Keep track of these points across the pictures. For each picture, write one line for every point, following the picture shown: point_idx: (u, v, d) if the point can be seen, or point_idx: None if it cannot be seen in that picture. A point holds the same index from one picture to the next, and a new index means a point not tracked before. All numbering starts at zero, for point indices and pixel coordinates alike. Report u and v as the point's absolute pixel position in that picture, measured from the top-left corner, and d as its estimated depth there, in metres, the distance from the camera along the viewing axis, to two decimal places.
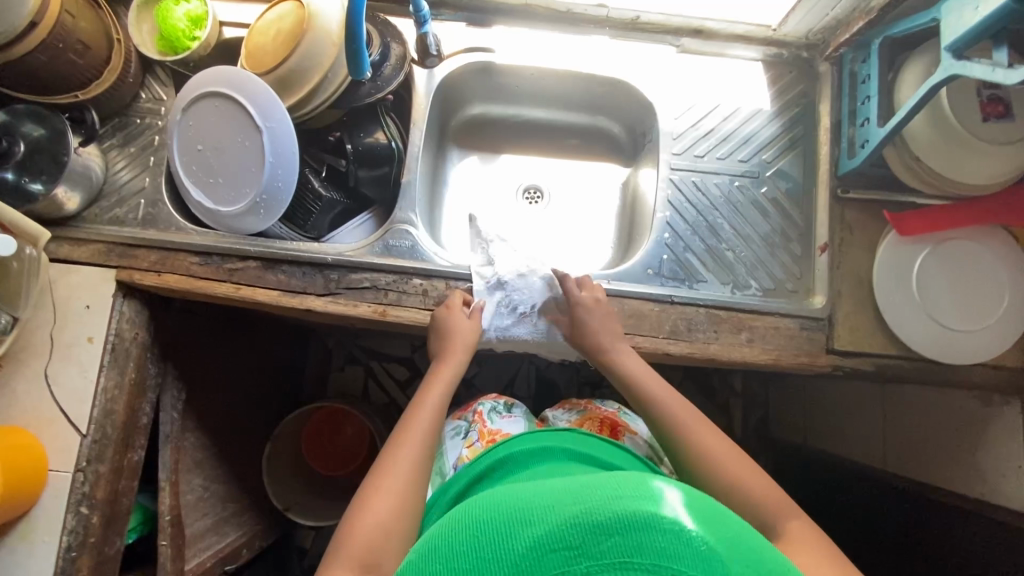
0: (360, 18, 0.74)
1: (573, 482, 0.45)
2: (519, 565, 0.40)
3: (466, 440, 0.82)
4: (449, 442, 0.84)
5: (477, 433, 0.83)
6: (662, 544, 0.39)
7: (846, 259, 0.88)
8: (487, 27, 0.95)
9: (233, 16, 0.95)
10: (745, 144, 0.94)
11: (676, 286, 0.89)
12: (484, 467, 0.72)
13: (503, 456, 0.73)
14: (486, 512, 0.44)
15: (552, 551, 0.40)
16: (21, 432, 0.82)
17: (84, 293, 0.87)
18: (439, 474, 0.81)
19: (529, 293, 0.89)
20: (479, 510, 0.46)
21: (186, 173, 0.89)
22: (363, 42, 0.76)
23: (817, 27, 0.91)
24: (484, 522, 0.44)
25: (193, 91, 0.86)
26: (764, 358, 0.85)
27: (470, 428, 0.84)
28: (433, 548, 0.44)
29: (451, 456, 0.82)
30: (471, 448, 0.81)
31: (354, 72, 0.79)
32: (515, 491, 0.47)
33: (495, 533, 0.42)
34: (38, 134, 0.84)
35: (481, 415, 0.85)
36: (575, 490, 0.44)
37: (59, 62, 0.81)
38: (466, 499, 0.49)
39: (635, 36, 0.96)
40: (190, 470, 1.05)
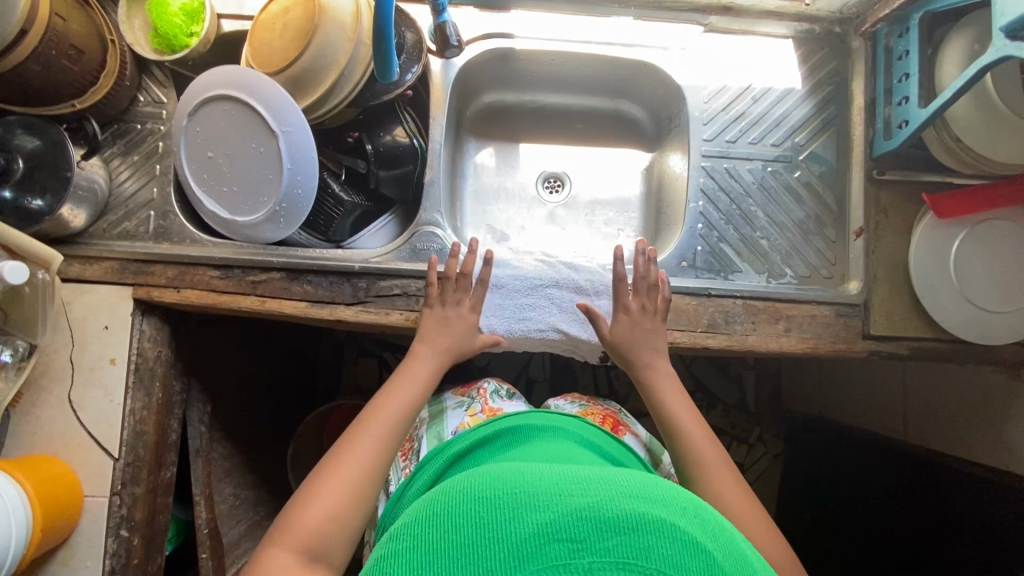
0: (389, 12, 0.70)
1: (581, 480, 0.47)
2: (523, 547, 0.41)
3: (468, 409, 0.83)
4: (449, 413, 0.84)
5: (480, 406, 0.84)
6: (667, 551, 0.41)
7: (881, 244, 0.87)
8: (504, 11, 0.90)
9: (231, 8, 0.89)
10: (777, 128, 0.91)
11: (712, 278, 0.88)
12: (486, 434, 0.70)
13: (507, 426, 0.70)
14: (492, 493, 0.47)
15: (557, 541, 0.41)
16: (51, 461, 0.80)
17: (101, 314, 0.84)
18: (436, 438, 0.81)
19: (551, 308, 0.87)
20: (487, 490, 0.48)
21: (196, 180, 0.84)
22: (392, 44, 0.73)
23: (852, 1, 0.87)
24: (490, 502, 0.46)
25: (195, 91, 0.81)
26: (801, 347, 0.85)
27: (473, 401, 0.85)
28: (438, 518, 0.46)
29: (451, 423, 0.82)
30: (473, 417, 0.81)
31: (382, 75, 0.76)
32: (523, 477, 0.49)
33: (500, 512, 0.44)
34: (35, 146, 0.78)
35: (484, 393, 0.86)
36: (583, 487, 0.46)
37: (52, 70, 0.75)
38: (472, 479, 0.51)
39: (661, 15, 0.91)
40: (221, 480, 1.03)
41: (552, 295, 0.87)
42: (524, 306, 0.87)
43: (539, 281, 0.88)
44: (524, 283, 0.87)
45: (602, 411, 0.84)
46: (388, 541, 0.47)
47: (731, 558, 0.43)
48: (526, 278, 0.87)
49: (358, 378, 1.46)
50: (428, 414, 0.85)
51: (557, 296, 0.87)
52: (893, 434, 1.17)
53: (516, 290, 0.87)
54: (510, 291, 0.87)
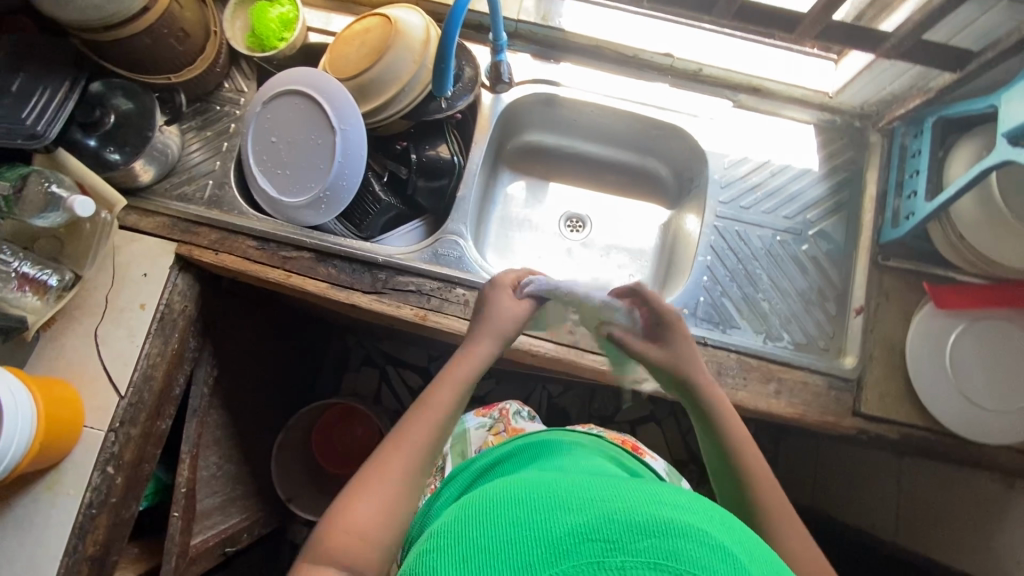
0: (452, 44, 0.79)
1: (611, 487, 0.48)
2: (559, 545, 0.42)
3: (492, 428, 0.89)
4: (474, 429, 0.90)
5: (503, 426, 0.89)
6: (696, 554, 0.41)
7: (880, 325, 0.90)
8: (555, 61, 1.00)
9: (320, 23, 1.01)
10: (791, 202, 0.97)
11: (710, 329, 0.91)
12: (509, 450, 0.70)
13: (528, 441, 0.72)
14: (527, 498, 0.47)
15: (590, 540, 0.42)
16: (63, 385, 0.85)
17: (144, 262, 0.91)
18: (459, 456, 0.87)
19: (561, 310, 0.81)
20: (520, 493, 0.48)
21: (257, 160, 0.93)
22: (451, 64, 0.82)
23: (873, 99, 0.94)
24: (524, 505, 0.47)
25: (270, 88, 0.92)
26: (790, 412, 0.86)
27: (496, 421, 0.91)
28: (473, 523, 0.46)
29: (474, 442, 0.88)
30: (496, 436, 0.88)
31: (438, 88, 0.85)
32: (553, 484, 0.49)
33: (537, 513, 0.45)
34: (128, 108, 0.90)
35: (507, 414, 0.91)
36: (613, 492, 0.47)
37: (159, 46, 0.86)
38: (501, 486, 0.51)
39: (694, 86, 1.00)
40: (209, 447, 1.06)
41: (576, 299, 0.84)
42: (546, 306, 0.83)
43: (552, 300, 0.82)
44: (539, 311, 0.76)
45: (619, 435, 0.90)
46: (428, 540, 0.49)
47: (755, 561, 0.44)
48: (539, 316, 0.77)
49: (357, 385, 1.50)
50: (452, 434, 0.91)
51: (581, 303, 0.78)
52: (882, 534, 1.13)
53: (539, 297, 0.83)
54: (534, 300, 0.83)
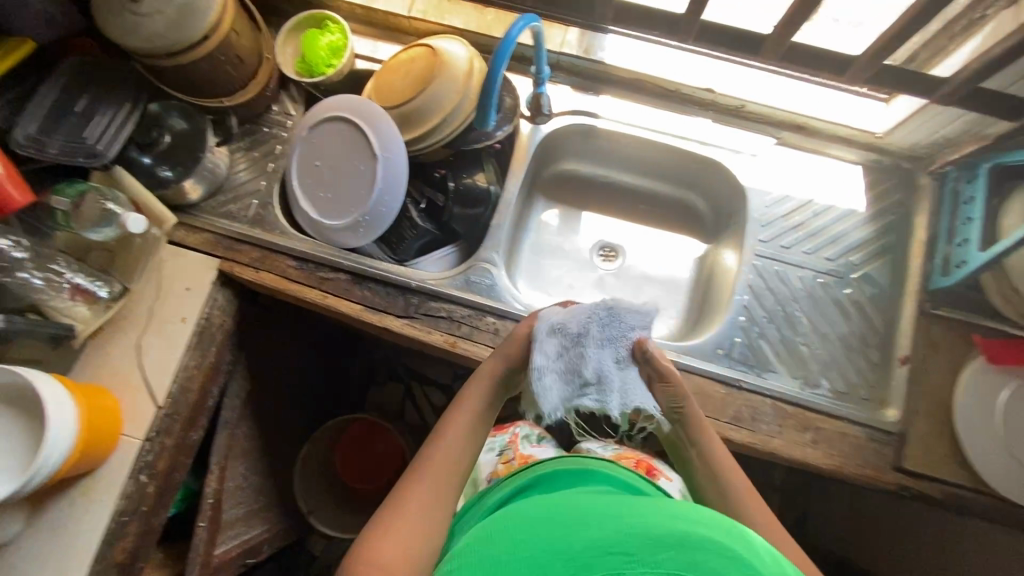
0: (496, 81, 0.80)
1: (630, 508, 0.48)
2: (577, 559, 0.43)
3: (500, 456, 0.91)
4: (483, 457, 0.94)
5: (512, 453, 0.92)
6: (717, 564, 0.40)
7: (926, 377, 0.86)
8: (595, 94, 1.00)
9: (367, 51, 1.04)
10: (834, 243, 0.94)
11: (745, 371, 0.88)
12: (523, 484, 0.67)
13: (540, 473, 0.68)
14: (548, 519, 0.49)
15: (609, 554, 0.42)
16: (105, 393, 0.88)
17: (186, 277, 0.94)
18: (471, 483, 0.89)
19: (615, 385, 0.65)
20: (542, 515, 0.50)
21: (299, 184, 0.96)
22: (494, 99, 0.83)
23: (924, 142, 0.91)
24: (545, 524, 0.48)
25: (311, 118, 0.95)
26: (827, 463, 0.83)
27: (505, 447, 0.93)
28: (496, 542, 0.48)
29: (485, 470, 0.92)
30: (504, 464, 0.90)
31: (480, 123, 0.86)
32: (574, 506, 0.51)
33: (557, 532, 0.46)
34: (182, 128, 0.94)
35: (515, 440, 0.94)
36: (632, 512, 0.47)
37: (217, 72, 0.89)
38: (523, 510, 0.53)
39: (737, 122, 0.98)
40: (236, 458, 1.08)
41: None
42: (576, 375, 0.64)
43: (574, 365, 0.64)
44: (560, 358, 0.64)
45: (635, 455, 0.92)
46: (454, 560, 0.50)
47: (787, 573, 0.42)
48: (559, 371, 0.64)
49: (382, 400, 1.51)
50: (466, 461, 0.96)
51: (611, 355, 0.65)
52: None
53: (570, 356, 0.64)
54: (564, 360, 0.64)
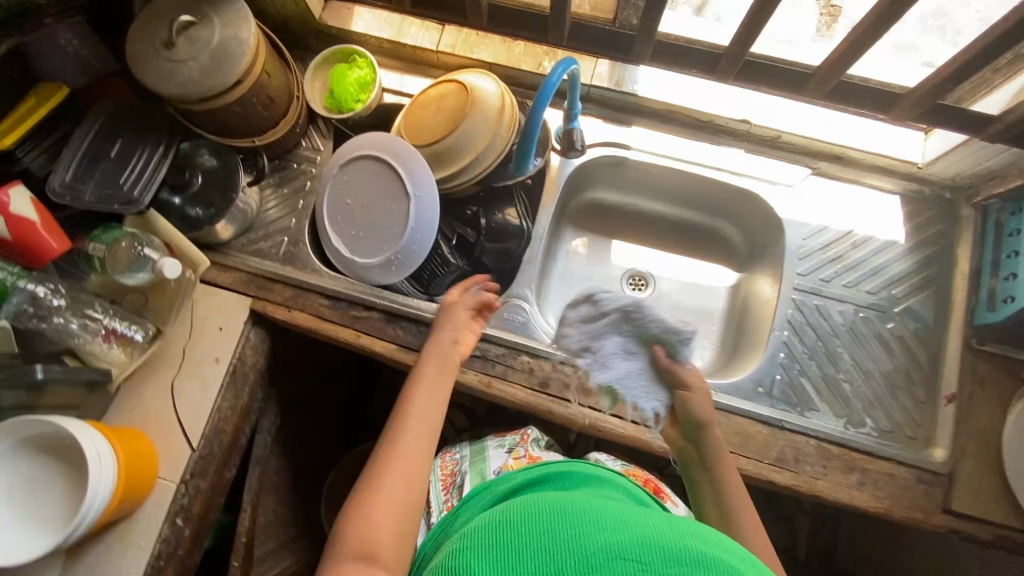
0: (535, 127, 0.78)
1: (642, 518, 0.54)
2: (592, 558, 0.48)
3: (512, 453, 0.90)
4: (492, 450, 0.92)
5: (523, 452, 0.90)
6: None
7: (974, 415, 0.84)
8: (626, 126, 0.99)
9: (395, 84, 1.03)
10: (875, 276, 0.92)
11: (787, 410, 0.86)
12: (534, 477, 0.71)
13: (549, 471, 0.72)
14: (566, 515, 0.54)
15: (623, 559, 0.48)
16: (142, 437, 0.88)
17: (220, 317, 0.94)
18: (478, 475, 0.88)
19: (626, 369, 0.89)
20: (559, 509, 0.55)
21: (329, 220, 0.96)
22: (534, 143, 0.81)
23: (967, 173, 0.89)
24: (563, 519, 0.53)
25: (341, 154, 0.94)
26: (873, 506, 0.81)
27: (517, 445, 0.92)
28: (516, 526, 0.53)
29: (493, 463, 0.89)
30: (516, 461, 0.88)
31: (519, 167, 0.86)
32: (591, 509, 0.55)
33: (575, 527, 0.52)
34: (212, 166, 0.94)
35: (528, 439, 0.92)
36: (645, 523, 0.53)
37: (248, 112, 0.88)
38: (540, 501, 0.58)
39: (772, 153, 0.96)
40: (267, 493, 1.08)
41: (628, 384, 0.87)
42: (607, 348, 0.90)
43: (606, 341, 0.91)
44: (591, 326, 0.91)
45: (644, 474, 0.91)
46: (469, 536, 0.55)
47: None
48: (583, 332, 0.91)
49: None
50: (471, 449, 0.93)
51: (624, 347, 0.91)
52: None
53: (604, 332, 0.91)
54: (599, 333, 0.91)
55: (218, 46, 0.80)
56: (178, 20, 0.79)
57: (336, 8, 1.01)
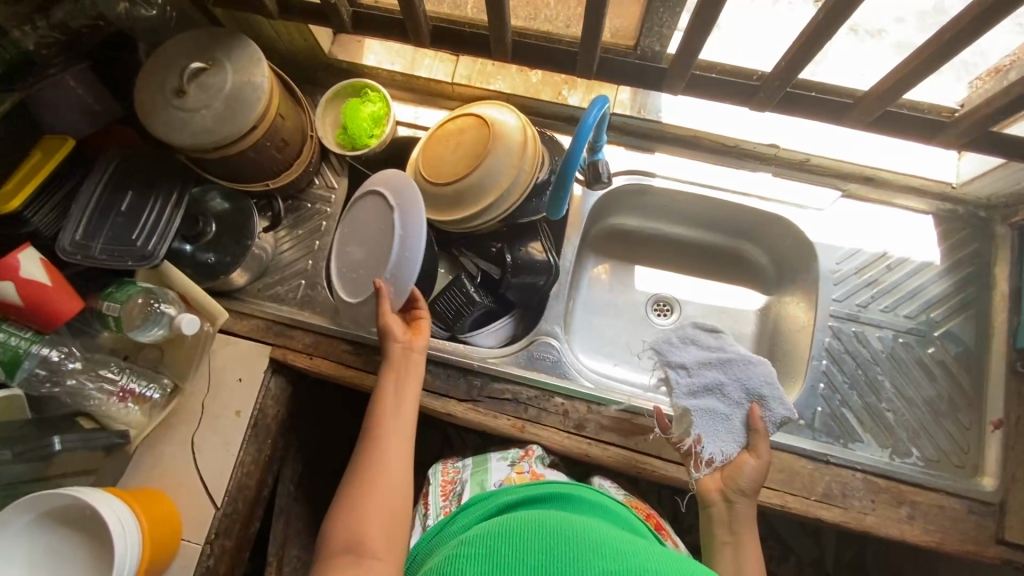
0: (573, 169, 0.75)
1: (645, 552, 0.51)
2: None
3: (515, 466, 0.82)
4: (494, 462, 0.84)
5: (527, 468, 0.82)
6: None
7: (1022, 442, 0.82)
8: (650, 152, 0.96)
9: (409, 117, 1.00)
10: (912, 300, 0.90)
11: (830, 443, 0.84)
12: (538, 493, 0.67)
13: (556, 490, 0.67)
14: (567, 537, 0.51)
15: None
16: (164, 500, 0.84)
17: (239, 367, 0.90)
18: (478, 487, 0.81)
19: (715, 410, 0.79)
20: (560, 529, 0.53)
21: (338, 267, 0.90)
22: (568, 190, 0.78)
23: (1003, 192, 0.87)
24: (562, 540, 0.51)
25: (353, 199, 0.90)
26: (926, 541, 0.79)
27: (520, 458, 0.83)
28: (512, 540, 0.51)
29: (495, 475, 0.81)
30: (518, 476, 0.80)
31: (551, 214, 0.81)
32: (593, 533, 0.53)
33: (575, 551, 0.49)
34: (223, 209, 0.92)
35: (532, 453, 0.84)
36: (646, 556, 0.50)
37: (263, 157, 0.85)
38: (542, 517, 0.56)
39: (801, 175, 0.94)
40: (291, 542, 1.04)
41: (709, 422, 0.78)
42: (708, 380, 0.80)
43: (708, 373, 0.81)
44: (703, 356, 0.82)
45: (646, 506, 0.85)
46: (463, 544, 0.54)
47: None
48: (694, 354, 0.83)
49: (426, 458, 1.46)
50: (473, 460, 0.86)
51: (727, 391, 0.80)
52: None
53: (713, 361, 0.81)
54: (709, 362, 0.81)
55: (232, 92, 0.77)
56: (189, 67, 0.76)
57: (345, 42, 0.99)
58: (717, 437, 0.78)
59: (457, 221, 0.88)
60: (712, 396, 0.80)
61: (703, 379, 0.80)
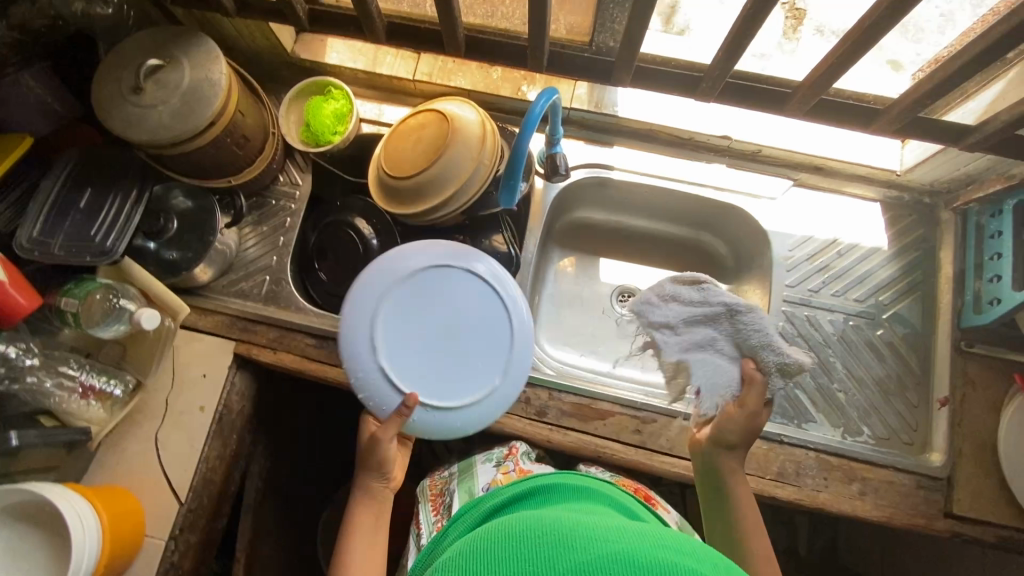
0: (523, 156, 0.76)
1: (619, 531, 0.46)
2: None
3: (501, 468, 0.81)
4: (480, 467, 0.83)
5: (513, 468, 0.81)
6: None
7: (968, 418, 0.85)
8: (608, 146, 0.99)
9: (372, 114, 1.01)
10: (861, 284, 0.93)
11: (784, 424, 0.86)
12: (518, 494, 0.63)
13: (534, 486, 0.64)
14: (533, 533, 0.46)
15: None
16: (127, 496, 0.84)
17: (203, 362, 0.91)
18: (467, 494, 0.80)
19: (708, 363, 0.75)
20: (523, 528, 0.47)
21: (372, 274, 0.76)
22: (519, 175, 0.79)
23: (944, 179, 0.90)
24: (528, 537, 0.45)
25: (438, 245, 0.78)
26: (876, 515, 0.81)
27: (505, 459, 0.82)
28: (474, 552, 0.45)
29: (483, 480, 0.81)
30: (505, 477, 0.79)
31: (506, 202, 0.82)
32: (560, 521, 0.47)
33: (541, 545, 0.43)
34: (187, 207, 0.91)
35: (517, 451, 0.83)
36: (619, 535, 0.45)
37: (223, 154, 0.86)
38: (505, 521, 0.49)
39: (753, 166, 0.97)
40: (262, 538, 1.04)
41: (704, 372, 0.74)
42: (699, 336, 0.76)
43: (698, 329, 0.76)
44: (689, 311, 0.77)
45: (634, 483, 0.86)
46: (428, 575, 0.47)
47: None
48: (677, 311, 0.78)
49: None
50: (459, 467, 0.85)
51: (720, 344, 0.76)
52: None
53: (701, 315, 0.76)
54: (693, 316, 0.77)
55: (189, 88, 0.78)
56: (146, 64, 0.77)
57: (308, 41, 1.00)
58: (712, 388, 0.74)
59: (416, 214, 0.89)
60: (704, 348, 0.76)
61: (693, 335, 0.76)
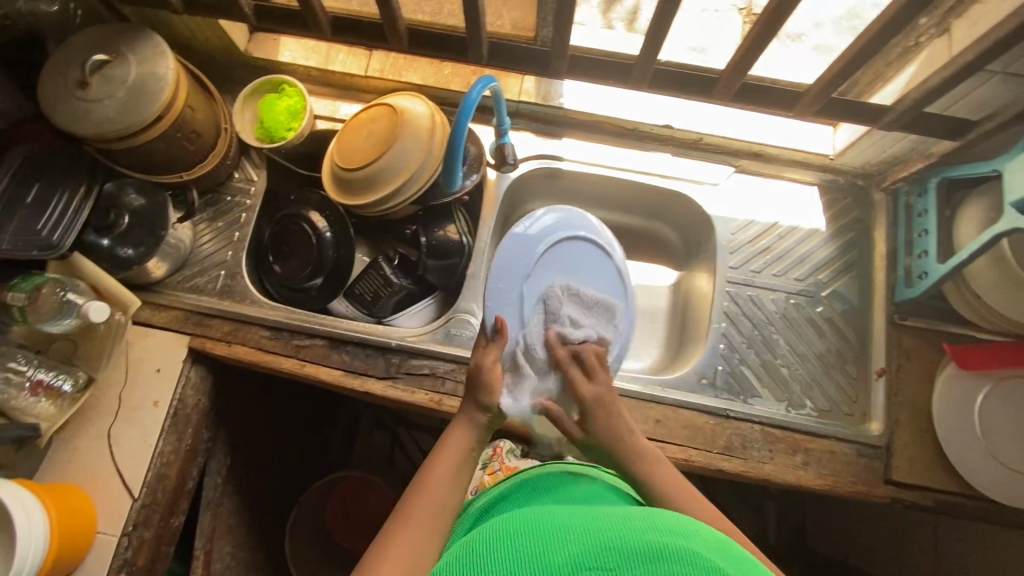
0: (461, 141, 0.79)
1: (607, 520, 0.47)
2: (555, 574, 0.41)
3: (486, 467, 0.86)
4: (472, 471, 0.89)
5: (497, 465, 0.86)
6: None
7: (904, 388, 0.88)
8: (557, 137, 1.02)
9: (326, 110, 1.03)
10: (801, 264, 0.96)
11: (731, 399, 0.89)
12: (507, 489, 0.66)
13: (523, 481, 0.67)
14: (526, 532, 0.47)
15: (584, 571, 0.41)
16: (78, 493, 0.83)
17: (157, 357, 0.91)
18: None
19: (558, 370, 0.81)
20: (518, 528, 0.48)
21: (518, 240, 0.87)
22: (461, 158, 0.81)
23: (873, 161, 0.95)
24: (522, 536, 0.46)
25: (580, 216, 0.91)
26: (819, 484, 0.84)
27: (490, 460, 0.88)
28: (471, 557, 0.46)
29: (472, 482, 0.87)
30: (491, 476, 0.85)
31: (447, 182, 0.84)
32: (552, 519, 0.49)
33: (536, 543, 0.45)
34: (140, 205, 0.90)
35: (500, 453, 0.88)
36: (609, 525, 0.46)
37: (173, 149, 0.87)
38: (498, 524, 0.50)
39: (696, 154, 1.01)
40: (224, 537, 1.03)
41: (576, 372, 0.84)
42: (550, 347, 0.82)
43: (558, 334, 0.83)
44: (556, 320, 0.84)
45: None
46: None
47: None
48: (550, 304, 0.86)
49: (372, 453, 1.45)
50: None
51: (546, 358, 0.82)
52: None
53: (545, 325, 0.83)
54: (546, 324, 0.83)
55: (134, 83, 0.79)
56: (91, 59, 0.79)
57: (261, 39, 1.02)
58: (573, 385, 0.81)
59: (366, 205, 0.91)
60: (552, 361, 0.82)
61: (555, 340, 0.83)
